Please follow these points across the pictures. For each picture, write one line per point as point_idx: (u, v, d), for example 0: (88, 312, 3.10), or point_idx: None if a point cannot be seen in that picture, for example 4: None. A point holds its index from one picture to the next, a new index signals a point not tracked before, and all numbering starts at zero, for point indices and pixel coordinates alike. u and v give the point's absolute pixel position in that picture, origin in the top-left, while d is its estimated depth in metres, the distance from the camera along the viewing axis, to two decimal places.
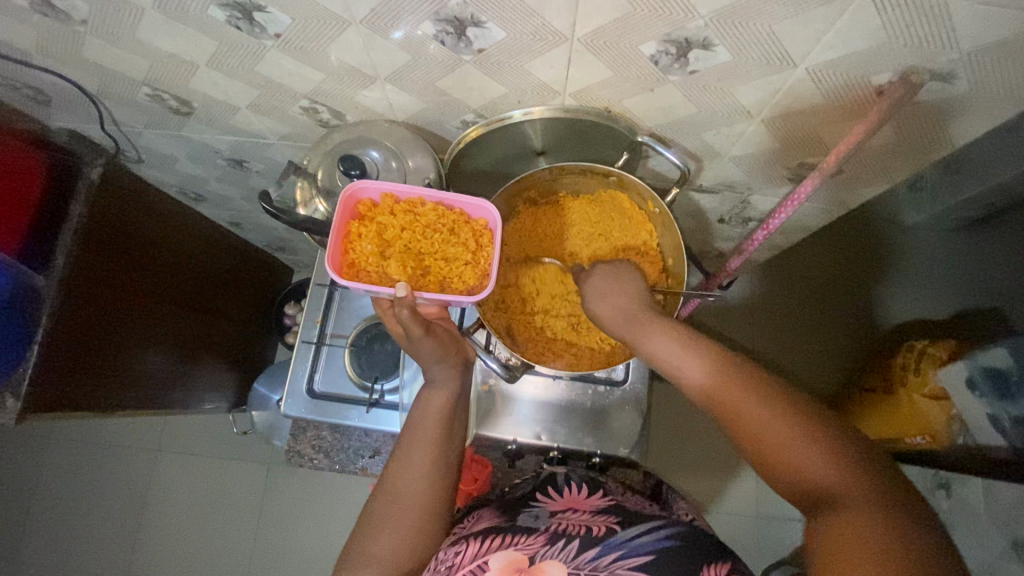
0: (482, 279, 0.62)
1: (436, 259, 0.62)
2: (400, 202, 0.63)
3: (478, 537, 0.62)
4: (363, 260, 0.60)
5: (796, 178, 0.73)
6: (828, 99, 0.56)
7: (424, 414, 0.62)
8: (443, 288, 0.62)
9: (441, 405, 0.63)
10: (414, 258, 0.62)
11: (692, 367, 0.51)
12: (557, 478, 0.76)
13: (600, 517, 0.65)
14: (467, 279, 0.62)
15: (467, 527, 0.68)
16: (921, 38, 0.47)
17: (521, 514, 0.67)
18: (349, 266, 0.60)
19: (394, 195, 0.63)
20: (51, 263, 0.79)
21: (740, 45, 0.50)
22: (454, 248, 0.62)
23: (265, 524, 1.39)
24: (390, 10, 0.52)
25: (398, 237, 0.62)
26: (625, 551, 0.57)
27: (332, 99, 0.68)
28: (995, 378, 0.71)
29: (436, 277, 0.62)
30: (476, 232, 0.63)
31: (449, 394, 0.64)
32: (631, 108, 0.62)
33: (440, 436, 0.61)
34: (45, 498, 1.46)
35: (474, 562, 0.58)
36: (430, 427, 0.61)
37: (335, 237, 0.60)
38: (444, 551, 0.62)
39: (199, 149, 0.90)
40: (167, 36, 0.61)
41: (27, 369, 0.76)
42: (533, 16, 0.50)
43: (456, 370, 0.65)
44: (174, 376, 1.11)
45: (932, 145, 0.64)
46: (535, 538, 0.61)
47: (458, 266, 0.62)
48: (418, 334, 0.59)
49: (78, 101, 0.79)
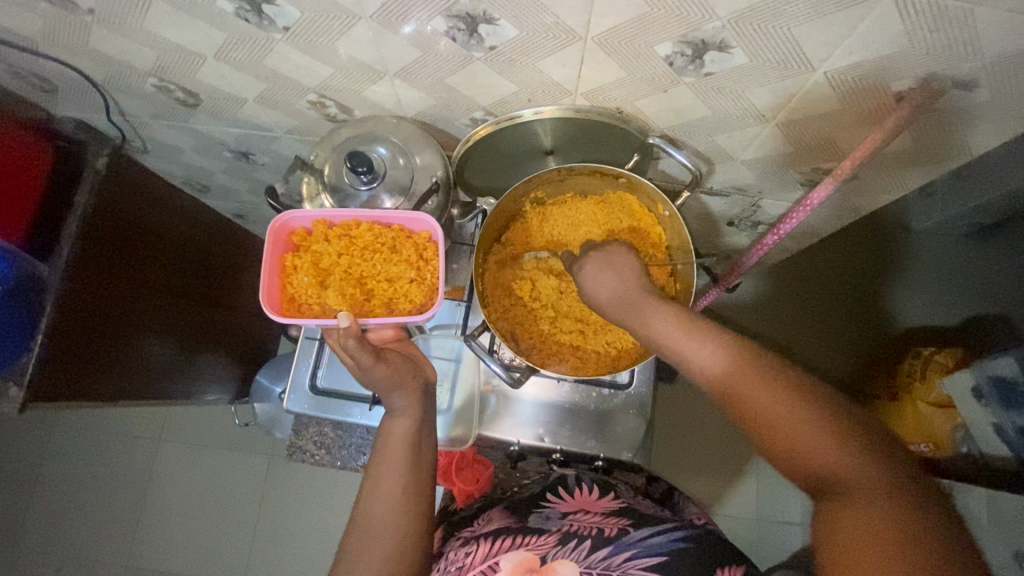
0: (428, 294, 0.66)
1: (379, 282, 0.66)
2: (331, 226, 0.66)
3: (490, 538, 0.65)
4: (303, 292, 0.65)
5: (809, 183, 0.71)
6: (845, 103, 0.55)
7: (387, 443, 0.62)
8: (390, 308, 0.66)
9: (404, 434, 0.62)
10: (356, 283, 0.66)
11: (702, 352, 0.50)
12: (568, 478, 0.77)
13: (612, 518, 0.66)
14: (417, 297, 0.66)
15: (478, 527, 0.70)
16: (944, 44, 0.46)
17: (532, 514, 0.69)
18: (291, 301, 0.65)
19: (327, 220, 0.66)
20: (54, 252, 0.79)
21: (757, 47, 0.49)
22: (395, 268, 0.66)
23: (266, 516, 1.40)
24: (401, 5, 0.51)
25: (336, 265, 0.65)
26: (636, 551, 0.59)
27: (340, 94, 0.68)
28: (1004, 389, 0.69)
29: (382, 300, 0.66)
30: (419, 245, 0.66)
31: (413, 420, 0.63)
32: (643, 108, 0.61)
33: (408, 467, 0.61)
34: (50, 484, 1.47)
35: (485, 564, 0.61)
36: (396, 458, 0.60)
37: (271, 275, 0.63)
38: (455, 553, 0.66)
39: (205, 141, 0.89)
40: (175, 26, 0.60)
41: (31, 361, 0.76)
42: (546, 14, 0.49)
43: (416, 395, 0.64)
44: (179, 363, 1.12)
45: (947, 153, 0.63)
46: (547, 538, 0.63)
47: (402, 285, 0.66)
48: (368, 363, 0.60)
49: (85, 91, 0.79)
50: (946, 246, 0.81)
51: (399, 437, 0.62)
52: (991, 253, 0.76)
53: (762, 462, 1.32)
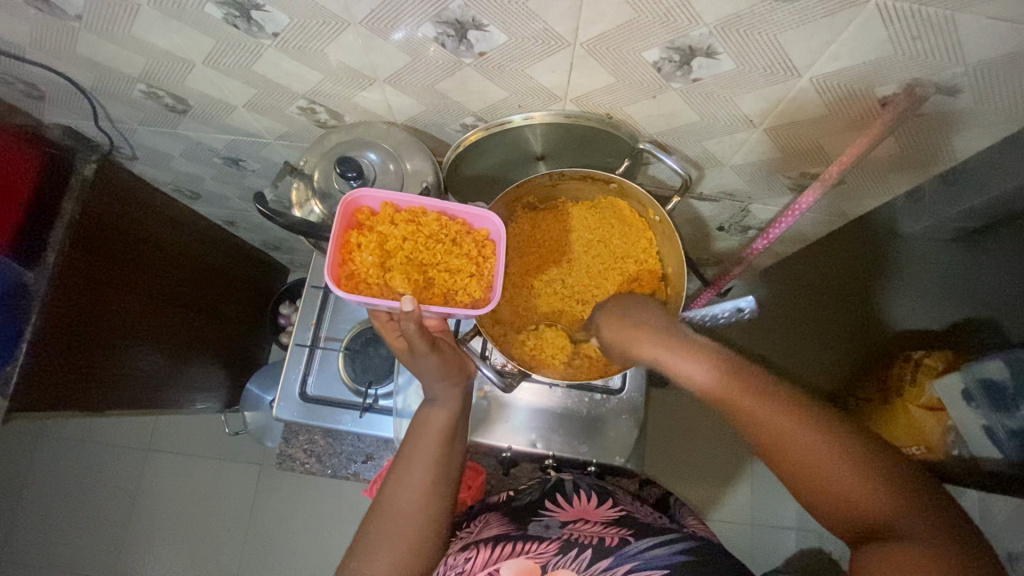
0: (486, 292, 0.61)
1: (441, 272, 0.61)
2: (400, 210, 0.61)
3: (489, 544, 0.64)
4: (362, 270, 0.58)
5: (796, 188, 0.72)
6: (831, 109, 0.56)
7: (422, 429, 0.60)
8: (448, 301, 0.61)
9: (442, 425, 0.60)
10: (417, 270, 0.60)
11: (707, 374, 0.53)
12: (566, 484, 0.77)
13: (613, 527, 0.66)
14: (475, 293, 0.61)
15: (475, 532, 0.70)
16: (927, 50, 0.47)
17: (531, 523, 0.69)
18: (348, 277, 0.58)
19: (396, 205, 0.62)
20: (41, 260, 0.78)
21: (744, 53, 0.50)
22: (459, 260, 0.61)
23: (257, 526, 1.38)
24: (390, 12, 0.51)
25: (399, 248, 0.60)
26: (638, 563, 0.58)
27: (330, 100, 0.68)
28: (991, 389, 0.70)
29: (441, 290, 0.61)
30: (479, 242, 0.62)
31: (450, 412, 0.61)
32: (632, 114, 0.62)
33: (439, 461, 0.59)
34: (35, 497, 1.44)
35: (484, 571, 0.60)
36: (428, 448, 0.59)
37: (334, 247, 0.57)
38: (454, 557, 0.65)
39: (195, 148, 0.89)
40: (163, 32, 0.60)
41: (15, 370, 0.76)
42: (535, 20, 0.49)
43: (457, 388, 0.63)
44: (165, 374, 1.10)
45: (933, 157, 0.64)
46: (547, 546, 0.63)
47: (461, 279, 0.61)
48: (423, 349, 0.58)
49: (72, 97, 0.78)
50: (938, 251, 0.77)
51: (435, 425, 0.60)
52: (974, 261, 0.73)
53: (755, 467, 1.32)
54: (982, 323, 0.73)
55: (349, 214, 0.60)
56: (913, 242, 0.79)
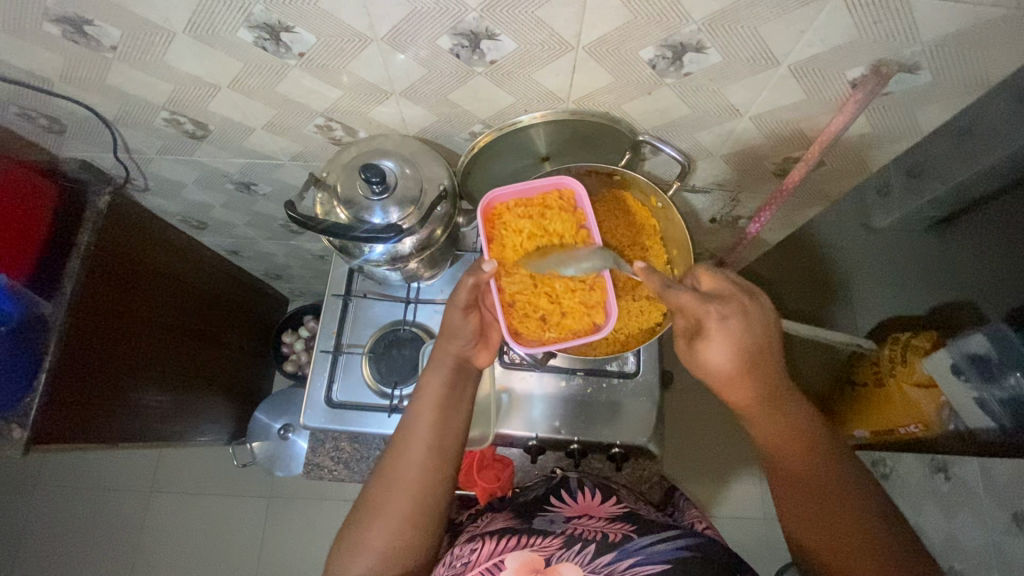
0: (528, 343, 0.70)
1: (538, 294, 0.70)
2: (584, 233, 0.69)
3: (494, 537, 0.67)
4: (500, 228, 0.70)
5: (781, 173, 0.79)
6: (809, 94, 0.62)
7: (423, 394, 0.69)
8: (508, 308, 0.70)
9: (436, 392, 0.69)
10: (524, 277, 0.70)
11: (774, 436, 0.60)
12: (571, 481, 0.80)
13: (616, 523, 0.68)
14: (528, 330, 0.70)
15: (482, 526, 0.73)
16: (886, 32, 0.54)
17: (536, 518, 0.71)
18: (498, 215, 0.70)
19: (585, 219, 0.70)
20: (57, 290, 0.79)
21: (728, 46, 0.56)
22: (553, 309, 0.70)
23: (274, 560, 1.37)
24: (411, 26, 0.56)
25: (533, 253, 0.70)
26: (639, 558, 0.60)
27: (347, 116, 0.73)
28: (978, 363, 0.70)
29: (514, 300, 0.70)
30: (586, 322, 0.70)
31: (444, 378, 0.70)
32: (630, 110, 0.68)
33: (433, 426, 0.67)
34: (43, 545, 1.42)
35: (491, 561, 0.63)
36: (425, 414, 0.67)
37: (520, 191, 0.70)
38: (461, 548, 0.68)
39: (209, 175, 0.93)
40: (194, 58, 0.64)
41: (35, 401, 0.76)
42: (544, 28, 0.55)
43: (453, 357, 0.71)
44: (170, 409, 1.09)
45: (903, 134, 0.70)
46: (551, 540, 0.65)
47: (538, 314, 0.70)
48: (459, 306, 0.69)
49: (94, 130, 0.81)
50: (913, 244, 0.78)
51: (431, 393, 0.69)
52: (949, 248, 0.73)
53: None
54: (959, 304, 0.72)
55: (559, 194, 0.70)
56: (886, 235, 0.79)
